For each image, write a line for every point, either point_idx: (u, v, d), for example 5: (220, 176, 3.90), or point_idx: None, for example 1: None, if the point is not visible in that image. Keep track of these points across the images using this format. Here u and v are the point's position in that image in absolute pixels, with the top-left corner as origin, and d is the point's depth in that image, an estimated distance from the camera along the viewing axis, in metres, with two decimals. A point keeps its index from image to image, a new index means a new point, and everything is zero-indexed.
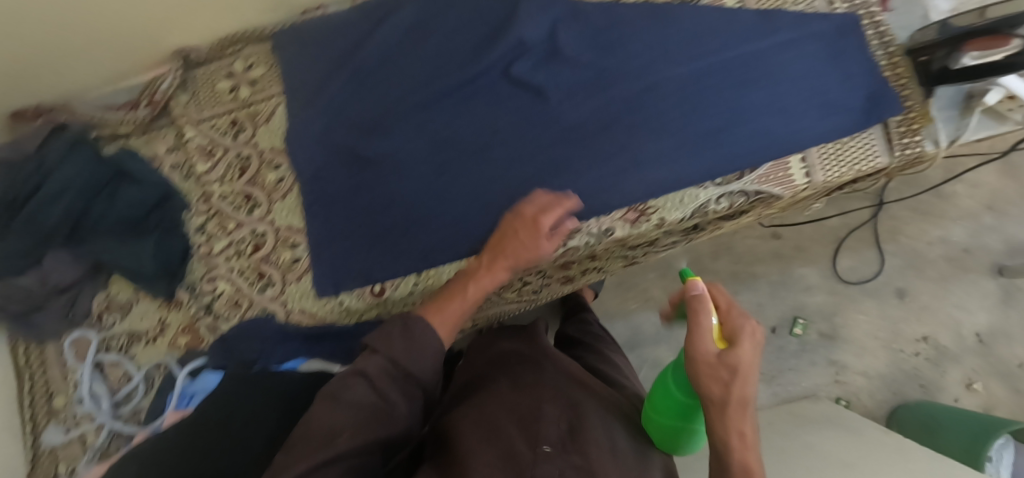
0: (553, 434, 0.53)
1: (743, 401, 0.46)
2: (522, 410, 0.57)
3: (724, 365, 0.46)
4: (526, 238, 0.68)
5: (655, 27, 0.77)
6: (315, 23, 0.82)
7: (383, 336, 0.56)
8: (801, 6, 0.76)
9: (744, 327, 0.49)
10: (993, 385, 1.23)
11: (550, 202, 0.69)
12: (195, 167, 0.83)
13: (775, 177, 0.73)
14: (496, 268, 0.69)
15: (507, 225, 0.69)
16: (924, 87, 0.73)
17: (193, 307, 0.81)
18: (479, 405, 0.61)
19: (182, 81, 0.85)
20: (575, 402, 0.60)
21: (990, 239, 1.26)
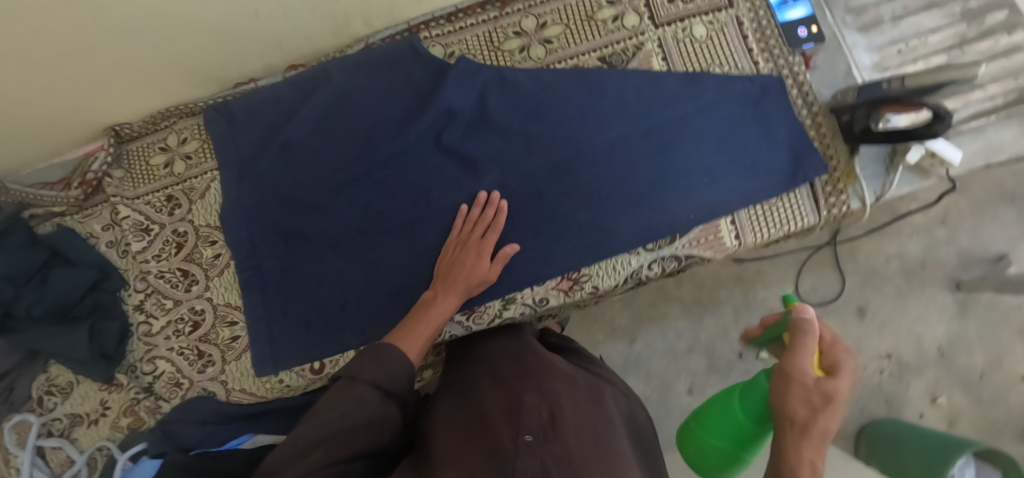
0: (535, 423, 0.46)
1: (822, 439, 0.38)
2: (499, 403, 0.51)
3: (819, 397, 0.39)
4: (472, 263, 0.71)
5: (584, 93, 0.77)
6: (248, 98, 0.82)
7: (359, 363, 0.51)
8: (725, 68, 0.78)
9: (847, 362, 0.41)
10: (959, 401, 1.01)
11: (491, 233, 0.72)
12: (131, 245, 0.82)
13: (706, 240, 0.74)
14: (446, 298, 0.69)
15: (455, 252, 0.73)
16: (848, 146, 0.75)
17: (132, 388, 0.81)
18: (464, 404, 0.54)
19: (115, 157, 0.84)
20: (557, 388, 0.53)
21: (944, 253, 1.05)
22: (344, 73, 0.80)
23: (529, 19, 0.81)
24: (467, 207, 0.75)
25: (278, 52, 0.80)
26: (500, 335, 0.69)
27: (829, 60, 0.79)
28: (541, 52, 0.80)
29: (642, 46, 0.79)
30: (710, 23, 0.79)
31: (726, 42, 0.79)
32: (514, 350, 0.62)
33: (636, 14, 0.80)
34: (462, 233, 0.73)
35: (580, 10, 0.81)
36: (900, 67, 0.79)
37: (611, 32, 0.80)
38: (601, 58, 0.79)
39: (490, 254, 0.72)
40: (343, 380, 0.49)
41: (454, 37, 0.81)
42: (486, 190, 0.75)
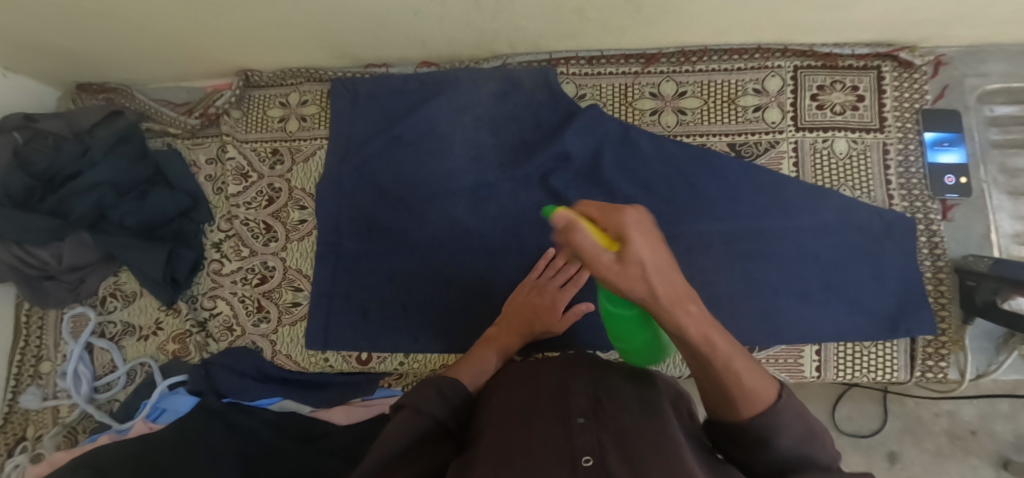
0: (583, 405, 0.47)
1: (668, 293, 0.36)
2: (544, 390, 0.51)
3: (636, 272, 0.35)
4: (544, 310, 0.70)
5: (703, 175, 0.75)
6: (376, 82, 0.83)
7: (421, 396, 0.52)
8: (856, 192, 0.74)
9: (627, 219, 0.36)
10: None
11: (571, 285, 0.72)
12: (227, 186, 0.85)
13: (784, 361, 0.72)
14: (512, 333, 0.69)
15: (530, 294, 0.72)
16: (962, 313, 0.70)
17: (188, 320, 0.83)
18: (502, 386, 0.55)
19: (238, 99, 0.88)
20: (601, 374, 0.53)
21: None
22: (474, 86, 0.81)
23: (669, 84, 0.79)
24: (554, 252, 0.75)
25: (417, 48, 0.81)
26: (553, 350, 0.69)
27: (968, 217, 0.74)
28: (672, 120, 0.78)
29: (776, 144, 0.76)
30: (854, 142, 0.76)
31: (865, 166, 0.75)
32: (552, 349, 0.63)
33: (780, 110, 0.77)
34: (542, 277, 0.73)
35: (724, 90, 0.78)
36: None
37: (748, 121, 0.77)
38: (731, 145, 0.77)
39: (564, 306, 0.72)
40: (405, 410, 0.50)
41: (590, 80, 0.80)
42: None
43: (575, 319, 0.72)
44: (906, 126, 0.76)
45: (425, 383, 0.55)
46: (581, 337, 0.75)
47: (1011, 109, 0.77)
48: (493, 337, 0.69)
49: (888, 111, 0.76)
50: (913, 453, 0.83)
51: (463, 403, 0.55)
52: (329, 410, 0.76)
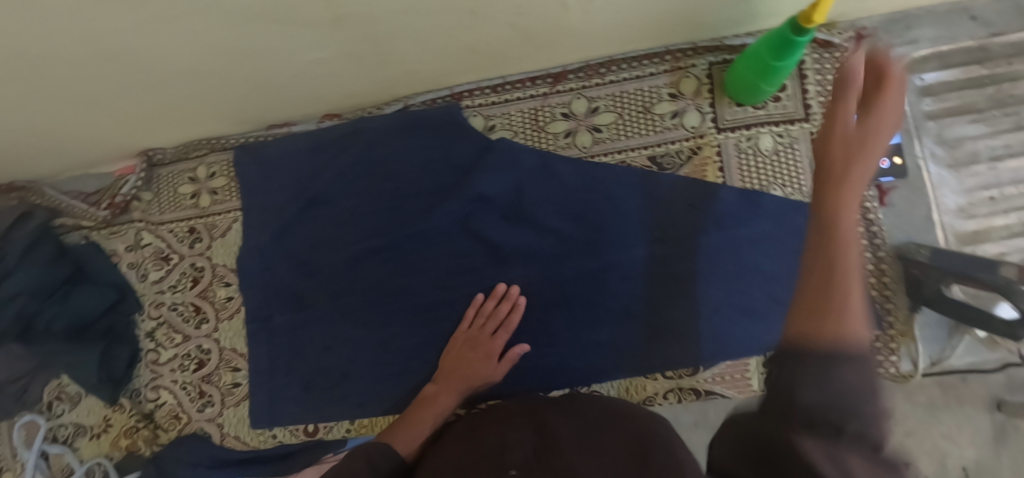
0: (519, 457, 0.41)
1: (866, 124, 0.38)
2: (484, 447, 0.45)
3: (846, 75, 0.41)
4: (477, 362, 0.67)
5: (627, 193, 0.71)
6: (279, 144, 0.79)
7: (349, 465, 0.49)
8: (788, 190, 0.70)
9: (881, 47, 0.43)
10: None
11: (502, 331, 0.69)
12: (150, 272, 0.83)
13: (732, 377, 0.69)
14: (451, 392, 0.65)
15: (463, 346, 0.69)
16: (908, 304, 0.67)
17: (133, 414, 0.81)
18: (444, 450, 0.49)
19: (145, 181, 0.84)
20: (539, 419, 0.49)
21: None
22: (380, 134, 0.76)
23: (580, 101, 0.75)
24: (482, 297, 0.71)
25: (314, 103, 0.76)
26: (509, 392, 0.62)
27: (907, 198, 0.70)
28: (587, 140, 0.74)
29: (698, 150, 0.72)
30: (779, 136, 0.72)
31: (793, 160, 0.71)
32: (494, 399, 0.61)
33: (698, 113, 0.73)
34: (472, 326, 0.70)
35: (637, 100, 0.74)
36: (988, 217, 0.70)
37: (667, 129, 0.73)
38: (652, 157, 0.73)
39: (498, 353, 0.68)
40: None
41: (497, 109, 0.76)
42: (504, 282, 0.72)
43: (513, 364, 0.69)
44: None
45: (355, 450, 0.52)
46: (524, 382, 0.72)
47: (940, 76, 0.73)
48: (432, 396, 0.65)
49: (812, 98, 0.71)
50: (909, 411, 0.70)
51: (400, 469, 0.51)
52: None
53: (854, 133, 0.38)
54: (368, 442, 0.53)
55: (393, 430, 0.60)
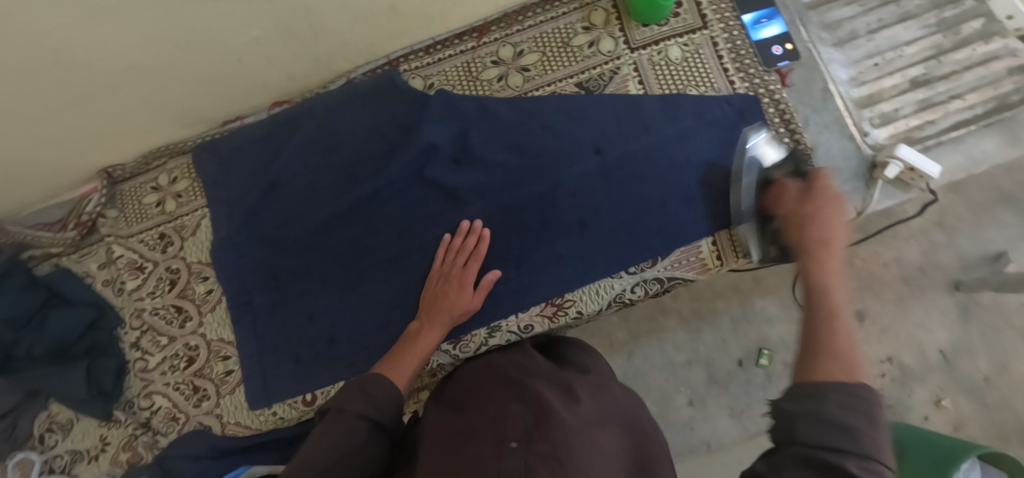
0: (520, 427, 0.43)
1: (827, 215, 0.53)
2: (486, 416, 0.47)
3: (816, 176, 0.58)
4: (455, 294, 0.71)
5: (564, 119, 0.78)
6: (234, 137, 0.84)
7: (345, 396, 0.54)
8: (701, 89, 0.79)
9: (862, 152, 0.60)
10: (960, 402, 0.94)
11: (472, 261, 0.73)
12: (126, 283, 0.84)
13: (688, 261, 0.75)
14: (434, 329, 0.69)
15: (439, 283, 0.73)
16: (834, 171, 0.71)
17: (129, 425, 0.81)
18: (445, 420, 0.52)
19: (110, 198, 0.87)
20: (543, 390, 0.49)
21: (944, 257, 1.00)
22: (328, 110, 0.82)
23: (506, 48, 0.82)
24: (449, 237, 0.76)
25: (261, 91, 0.82)
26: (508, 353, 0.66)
27: (805, 77, 0.80)
28: (519, 80, 0.81)
29: (617, 70, 0.80)
30: (685, 45, 0.80)
31: (701, 63, 0.79)
32: (499, 357, 0.63)
33: (611, 39, 0.81)
34: (445, 264, 0.74)
35: (556, 37, 0.81)
36: (877, 80, 0.80)
37: (587, 57, 0.81)
38: (578, 84, 0.80)
39: (473, 282, 0.72)
40: (332, 414, 0.52)
41: (433, 68, 0.82)
42: (468, 219, 0.76)
43: (489, 291, 0.73)
44: (725, 15, 0.80)
45: (355, 382, 0.56)
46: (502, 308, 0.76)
47: None
48: (417, 335, 0.69)
49: (706, 8, 0.80)
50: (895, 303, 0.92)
51: (394, 403, 0.55)
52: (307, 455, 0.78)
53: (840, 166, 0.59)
54: (368, 378, 0.55)
55: (389, 358, 0.66)
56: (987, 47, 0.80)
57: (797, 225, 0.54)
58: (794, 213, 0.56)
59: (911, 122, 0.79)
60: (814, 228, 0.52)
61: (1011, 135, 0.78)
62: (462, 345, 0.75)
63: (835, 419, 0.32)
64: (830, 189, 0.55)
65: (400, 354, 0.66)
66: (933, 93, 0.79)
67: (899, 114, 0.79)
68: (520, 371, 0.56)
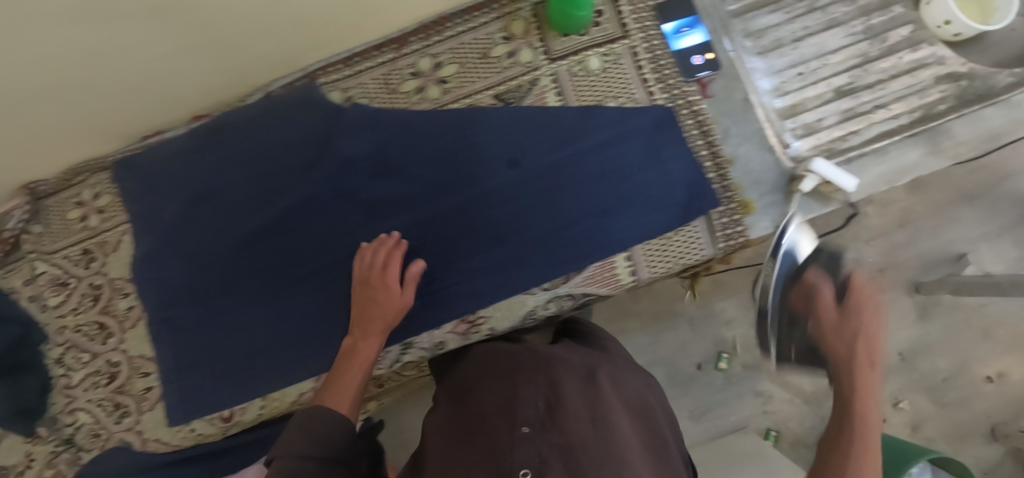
0: (532, 410, 0.43)
1: (866, 362, 0.55)
2: (494, 400, 0.47)
3: (842, 317, 0.59)
4: (384, 298, 0.69)
5: (481, 131, 0.77)
6: (155, 151, 0.81)
7: (284, 438, 0.51)
8: (621, 100, 0.77)
9: (870, 317, 0.58)
10: (918, 400, 1.13)
11: (392, 262, 0.70)
12: (49, 300, 0.84)
13: (602, 277, 0.74)
14: (371, 339, 0.68)
15: (362, 291, 0.71)
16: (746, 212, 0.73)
17: (52, 441, 0.81)
18: (460, 401, 0.52)
19: (33, 214, 0.87)
20: (560, 375, 0.48)
21: (901, 258, 1.16)
22: (248, 124, 0.80)
23: (425, 59, 0.80)
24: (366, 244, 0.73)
25: (179, 106, 0.81)
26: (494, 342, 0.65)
27: (726, 86, 0.77)
28: (437, 92, 0.80)
29: (536, 82, 0.79)
30: (604, 55, 0.78)
31: (621, 74, 0.78)
32: (488, 348, 0.62)
33: (530, 50, 0.79)
34: (364, 267, 0.71)
35: (475, 47, 0.80)
36: (801, 90, 0.78)
37: (506, 68, 0.79)
38: (497, 96, 0.79)
39: (398, 278, 0.70)
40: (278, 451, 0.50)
41: (351, 81, 0.81)
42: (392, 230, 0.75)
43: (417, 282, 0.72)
44: (645, 24, 0.78)
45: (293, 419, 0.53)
46: (416, 324, 0.75)
47: None
48: (354, 350, 0.68)
49: (626, 16, 0.79)
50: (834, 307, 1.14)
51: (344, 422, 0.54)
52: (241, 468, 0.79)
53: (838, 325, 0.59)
54: (308, 408, 0.55)
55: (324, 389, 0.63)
56: (914, 55, 0.79)
57: (845, 368, 0.55)
58: (836, 332, 0.58)
59: (835, 133, 0.77)
60: (858, 380, 0.53)
61: (934, 145, 0.75)
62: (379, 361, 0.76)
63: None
64: (876, 331, 0.57)
65: (338, 374, 0.65)
66: (857, 103, 0.78)
67: (822, 125, 0.78)
68: (530, 352, 0.55)
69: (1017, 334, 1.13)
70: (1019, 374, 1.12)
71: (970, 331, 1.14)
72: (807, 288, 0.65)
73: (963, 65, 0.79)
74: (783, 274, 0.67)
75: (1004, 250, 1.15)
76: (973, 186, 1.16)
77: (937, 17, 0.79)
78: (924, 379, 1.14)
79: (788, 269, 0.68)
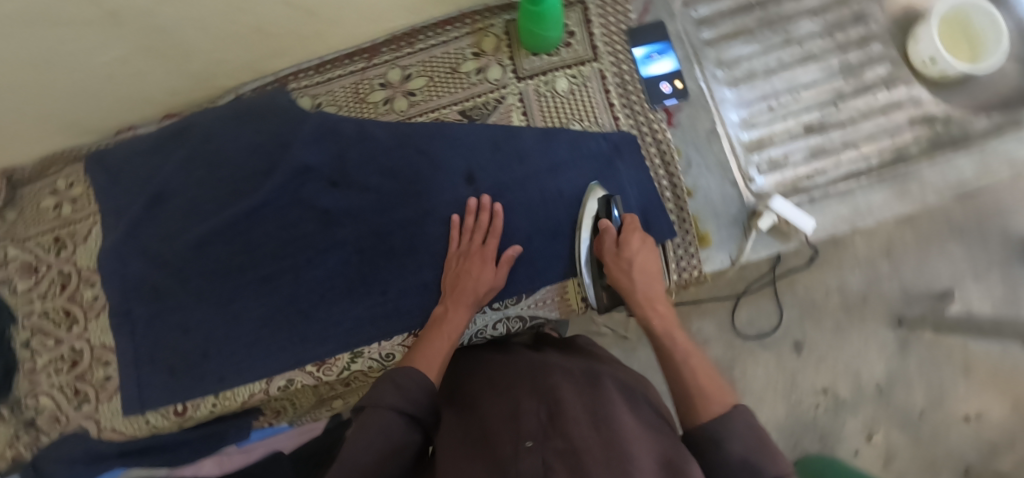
0: (534, 424, 0.39)
1: (650, 298, 0.64)
2: (499, 413, 0.43)
3: (616, 254, 0.67)
4: (478, 271, 0.69)
5: (442, 145, 0.77)
6: (123, 147, 0.85)
7: (379, 390, 0.52)
8: (585, 124, 0.76)
9: (631, 239, 0.67)
10: (893, 435, 1.09)
11: (491, 238, 0.72)
12: (18, 285, 0.86)
13: (551, 301, 0.75)
14: (461, 311, 0.67)
15: (459, 262, 0.71)
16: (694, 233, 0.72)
17: (13, 423, 0.83)
18: (468, 411, 0.48)
19: (10, 200, 0.89)
20: (559, 385, 0.45)
21: (886, 288, 1.14)
22: (212, 125, 0.81)
23: (394, 71, 0.82)
24: (458, 217, 0.74)
25: (148, 104, 0.84)
26: (513, 347, 0.68)
27: (692, 116, 0.78)
28: (404, 104, 0.81)
29: (502, 99, 0.79)
30: (573, 77, 0.78)
31: (588, 96, 0.77)
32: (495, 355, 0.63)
33: (499, 67, 0.80)
34: (461, 243, 0.73)
35: (445, 62, 0.81)
36: (768, 125, 0.78)
37: (473, 84, 0.80)
38: (462, 112, 0.79)
39: (494, 259, 0.71)
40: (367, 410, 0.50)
41: (322, 88, 0.83)
42: (474, 197, 0.74)
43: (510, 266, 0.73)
44: (616, 49, 0.78)
45: (393, 373, 0.54)
46: (365, 333, 0.76)
47: (712, 7, 0.82)
48: (445, 318, 0.66)
49: (598, 39, 0.78)
50: (817, 334, 1.14)
51: (425, 385, 0.54)
52: None
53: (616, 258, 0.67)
54: (404, 369, 0.54)
55: (417, 353, 0.60)
56: (889, 95, 0.78)
57: (641, 308, 0.64)
58: (615, 264, 0.66)
59: (800, 170, 0.77)
60: (653, 318, 0.62)
61: (901, 189, 0.76)
62: (328, 367, 0.77)
63: (740, 459, 0.41)
64: (651, 266, 0.67)
65: (426, 341, 0.63)
66: (826, 141, 0.77)
67: (788, 162, 0.77)
68: (530, 357, 0.59)
69: (999, 372, 1.09)
70: (999, 413, 1.07)
71: (949, 367, 1.10)
72: (591, 229, 0.72)
73: (939, 107, 0.78)
74: (587, 217, 0.72)
75: (990, 286, 1.11)
76: (962, 220, 1.14)
77: (923, 53, 0.77)
78: (900, 413, 1.10)
79: (600, 206, 0.72)
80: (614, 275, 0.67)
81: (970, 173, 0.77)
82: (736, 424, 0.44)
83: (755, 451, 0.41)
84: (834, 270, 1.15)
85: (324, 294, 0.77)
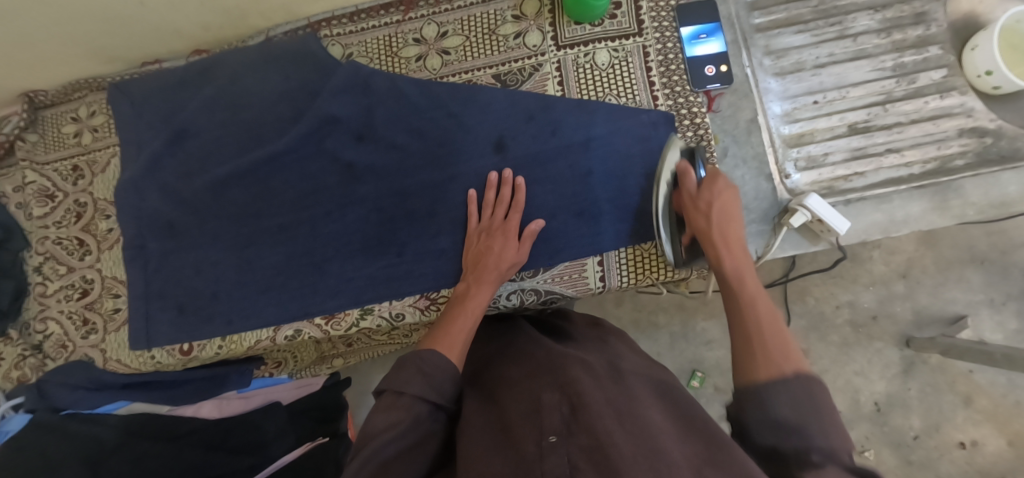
0: (557, 419, 0.40)
1: (727, 240, 0.60)
2: (519, 406, 0.45)
3: (693, 194, 0.64)
4: (501, 247, 0.68)
5: (471, 109, 0.75)
6: (147, 80, 0.83)
7: (402, 376, 0.50)
8: (622, 100, 0.74)
9: (722, 175, 0.64)
10: (884, 454, 1.08)
11: (513, 213, 0.70)
12: (34, 210, 0.85)
13: (569, 278, 0.73)
14: (482, 289, 0.66)
15: (481, 239, 0.70)
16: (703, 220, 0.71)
17: (19, 344, 0.83)
18: (495, 398, 0.50)
19: (30, 122, 0.88)
20: (579, 377, 0.46)
21: (898, 307, 1.12)
22: (241, 66, 0.80)
23: (430, 27, 0.79)
24: (475, 194, 0.73)
25: (177, 39, 0.83)
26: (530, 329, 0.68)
27: (733, 104, 0.75)
28: (437, 63, 0.79)
29: (539, 67, 0.76)
30: (615, 51, 0.75)
31: (628, 72, 0.75)
32: (518, 339, 0.64)
33: (539, 33, 0.77)
34: (482, 219, 0.71)
35: (483, 22, 0.78)
36: (812, 120, 0.76)
37: (511, 49, 0.77)
38: (496, 76, 0.77)
39: (517, 233, 0.70)
40: (388, 395, 0.49)
41: (355, 38, 0.81)
42: (495, 171, 0.73)
43: (534, 239, 0.72)
44: (663, 25, 0.75)
45: (412, 360, 0.52)
46: (377, 291, 0.75)
47: None
48: (466, 299, 0.65)
49: (644, 13, 0.75)
50: (823, 347, 1.13)
51: (447, 370, 0.53)
52: (193, 405, 0.84)
53: (696, 194, 0.64)
54: (426, 354, 0.53)
55: (436, 336, 0.59)
56: (940, 102, 0.75)
57: (715, 250, 0.60)
58: (695, 198, 0.64)
59: (838, 171, 0.74)
60: (724, 260, 0.58)
61: (941, 202, 0.72)
62: (338, 321, 0.76)
63: (790, 421, 0.40)
64: (733, 214, 0.62)
65: (448, 320, 0.62)
66: (869, 143, 0.75)
67: (826, 161, 0.75)
68: (548, 345, 0.59)
69: (1000, 406, 1.07)
70: (995, 446, 1.06)
71: (951, 395, 1.08)
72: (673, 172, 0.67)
73: (993, 121, 0.75)
74: (668, 165, 0.68)
75: (1004, 319, 1.09)
76: (986, 250, 1.11)
77: (979, 66, 0.73)
78: (894, 434, 1.09)
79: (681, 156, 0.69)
80: (690, 217, 0.64)
81: (1014, 192, 0.72)
82: (793, 387, 0.42)
83: (803, 419, 0.39)
84: (847, 282, 1.13)
85: (338, 247, 0.76)
